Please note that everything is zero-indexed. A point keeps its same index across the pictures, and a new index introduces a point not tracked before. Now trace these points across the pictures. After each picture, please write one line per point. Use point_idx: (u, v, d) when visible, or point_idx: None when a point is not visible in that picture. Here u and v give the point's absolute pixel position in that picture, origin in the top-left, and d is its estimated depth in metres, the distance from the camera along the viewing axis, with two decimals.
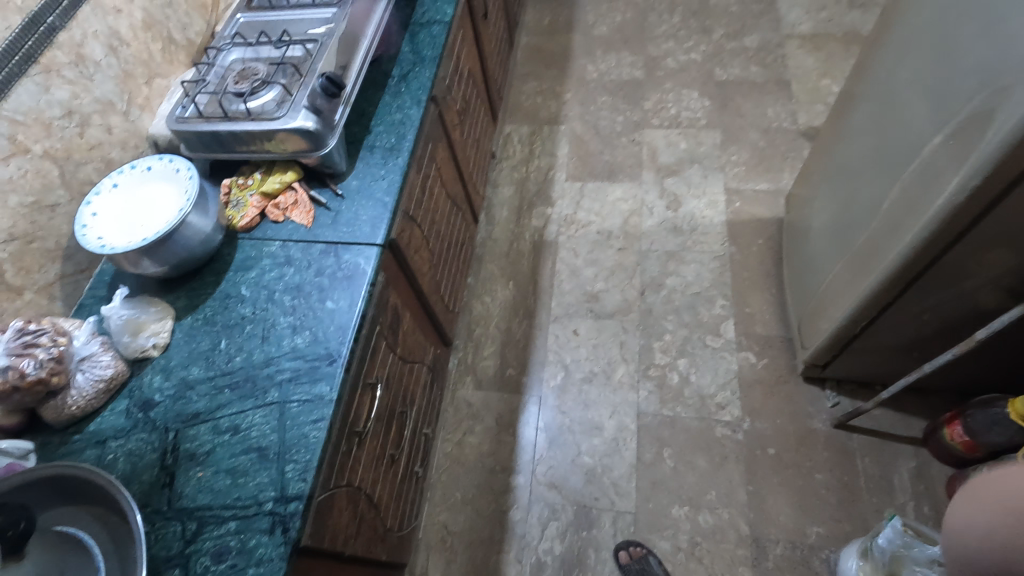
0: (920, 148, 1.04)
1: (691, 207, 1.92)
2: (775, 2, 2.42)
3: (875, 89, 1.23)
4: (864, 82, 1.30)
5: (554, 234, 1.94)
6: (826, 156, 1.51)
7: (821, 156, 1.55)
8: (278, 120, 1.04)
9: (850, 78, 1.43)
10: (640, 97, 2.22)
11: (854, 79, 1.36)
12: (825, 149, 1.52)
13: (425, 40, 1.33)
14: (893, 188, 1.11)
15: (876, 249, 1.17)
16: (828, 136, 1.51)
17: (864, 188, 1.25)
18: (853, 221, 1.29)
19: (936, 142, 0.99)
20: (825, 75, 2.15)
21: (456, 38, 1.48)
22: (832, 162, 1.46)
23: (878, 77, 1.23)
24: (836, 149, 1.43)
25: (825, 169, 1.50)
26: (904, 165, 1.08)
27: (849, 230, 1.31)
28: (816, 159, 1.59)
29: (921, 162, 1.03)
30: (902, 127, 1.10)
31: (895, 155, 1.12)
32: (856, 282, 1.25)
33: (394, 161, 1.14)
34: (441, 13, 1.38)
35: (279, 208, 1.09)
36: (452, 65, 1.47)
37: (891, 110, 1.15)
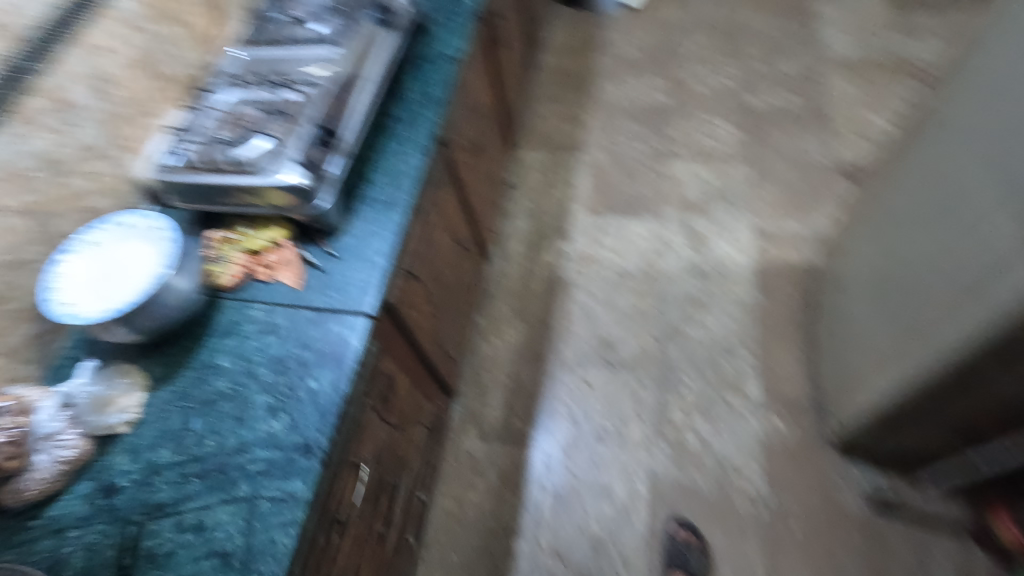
0: (984, 232, 0.91)
1: (717, 249, 1.79)
2: (814, 25, 2.27)
3: (930, 150, 1.10)
4: (916, 138, 1.17)
5: (569, 272, 1.84)
6: (869, 204, 1.37)
7: (864, 203, 1.41)
8: (269, 175, 0.96)
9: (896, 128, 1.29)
10: (666, 126, 2.11)
11: (905, 127, 1.22)
12: (868, 196, 1.38)
13: (434, 79, 1.24)
14: (950, 269, 0.99)
15: (927, 334, 1.04)
16: (870, 188, 1.38)
17: (912, 259, 1.12)
18: (898, 293, 1.16)
19: (1005, 230, 0.86)
20: (866, 108, 2.00)
21: (468, 75, 1.39)
22: (876, 214, 1.32)
23: (932, 136, 1.10)
24: (881, 199, 1.30)
25: (868, 219, 1.37)
26: (964, 247, 0.95)
27: (893, 301, 1.18)
28: (858, 205, 1.45)
29: (984, 249, 0.90)
30: (962, 201, 0.97)
31: (952, 229, 0.99)
32: (902, 363, 1.13)
33: (393, 217, 1.06)
34: (453, 49, 1.28)
35: (266, 267, 1.01)
36: (464, 103, 1.38)
37: (949, 178, 1.02)
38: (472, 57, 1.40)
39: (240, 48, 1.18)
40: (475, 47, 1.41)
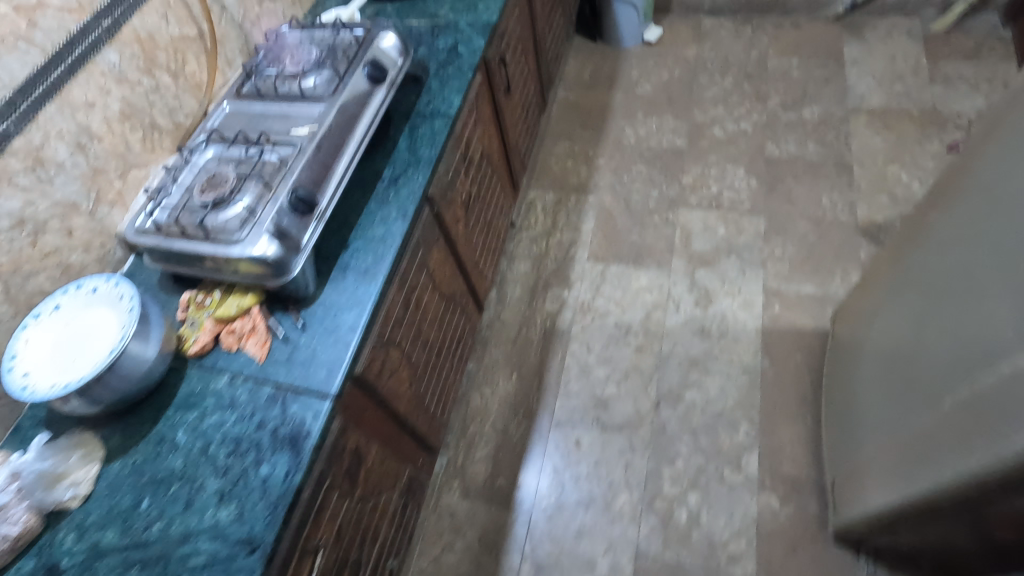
0: (996, 358, 0.81)
1: (722, 306, 1.71)
2: (843, 68, 2.17)
3: (955, 245, 1.00)
4: (943, 227, 1.06)
5: (567, 322, 1.78)
6: (890, 277, 1.27)
7: (885, 273, 1.31)
8: (237, 244, 0.94)
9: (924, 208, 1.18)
10: (679, 170, 2.03)
11: (933, 211, 1.11)
12: (890, 268, 1.29)
13: (424, 136, 1.20)
14: (958, 388, 0.89)
15: (932, 451, 0.95)
16: (892, 267, 1.27)
17: (925, 362, 1.02)
18: (908, 395, 1.06)
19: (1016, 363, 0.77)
20: (893, 161, 1.89)
21: (465, 128, 1.34)
22: (895, 290, 1.23)
23: (959, 230, 0.99)
24: (902, 276, 1.20)
25: (887, 292, 1.27)
26: (975, 368, 0.85)
27: (902, 402, 1.08)
28: (879, 272, 1.35)
29: (994, 377, 0.80)
30: (978, 315, 0.87)
31: (966, 343, 0.89)
32: (905, 475, 1.03)
33: (367, 287, 1.02)
34: (447, 103, 1.24)
35: (234, 334, 0.98)
36: (460, 158, 1.33)
37: (969, 284, 0.92)
38: (470, 110, 1.35)
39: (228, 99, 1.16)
40: (474, 98, 1.37)
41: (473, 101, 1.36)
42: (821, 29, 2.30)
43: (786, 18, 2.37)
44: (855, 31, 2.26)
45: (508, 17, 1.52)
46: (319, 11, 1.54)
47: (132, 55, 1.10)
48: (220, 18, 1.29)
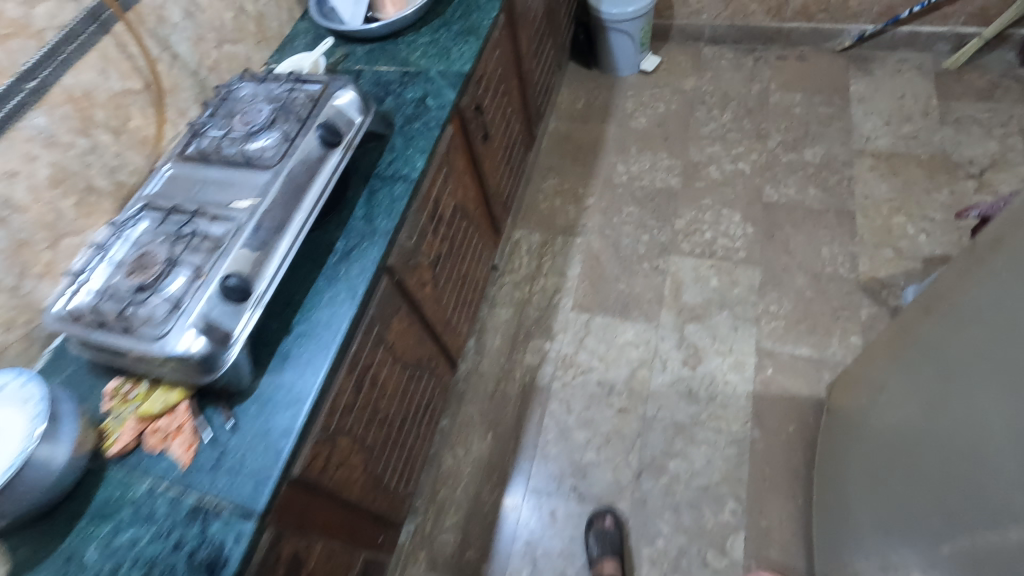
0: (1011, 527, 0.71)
1: (711, 366, 1.61)
2: (848, 105, 2.06)
3: (957, 359, 0.89)
4: (942, 330, 0.96)
5: (547, 378, 1.68)
6: (894, 359, 1.14)
7: (890, 351, 1.17)
8: (159, 340, 0.85)
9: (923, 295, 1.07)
10: (672, 213, 1.93)
11: (932, 306, 1.00)
12: (893, 347, 1.15)
13: (383, 203, 1.11)
14: (966, 540, 0.79)
15: None
16: (889, 352, 1.17)
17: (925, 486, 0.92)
18: (905, 514, 0.97)
19: None
20: (899, 210, 1.78)
21: (433, 186, 1.25)
22: (897, 377, 1.11)
23: (960, 343, 0.89)
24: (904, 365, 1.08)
25: (890, 375, 1.15)
26: (985, 527, 0.75)
27: (899, 519, 0.99)
28: (885, 343, 1.20)
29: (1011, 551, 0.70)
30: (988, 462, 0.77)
31: (974, 490, 0.79)
32: None
33: (307, 381, 0.93)
34: (410, 165, 1.15)
35: (158, 433, 0.89)
36: (426, 220, 1.24)
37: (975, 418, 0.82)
38: (438, 167, 1.26)
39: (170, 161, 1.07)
40: (443, 153, 1.27)
41: (442, 158, 1.27)
42: (827, 62, 2.19)
43: (790, 49, 2.26)
44: (862, 65, 2.14)
45: (486, 61, 1.42)
46: (286, 51, 1.45)
47: (64, 116, 1.01)
48: (171, 68, 1.20)
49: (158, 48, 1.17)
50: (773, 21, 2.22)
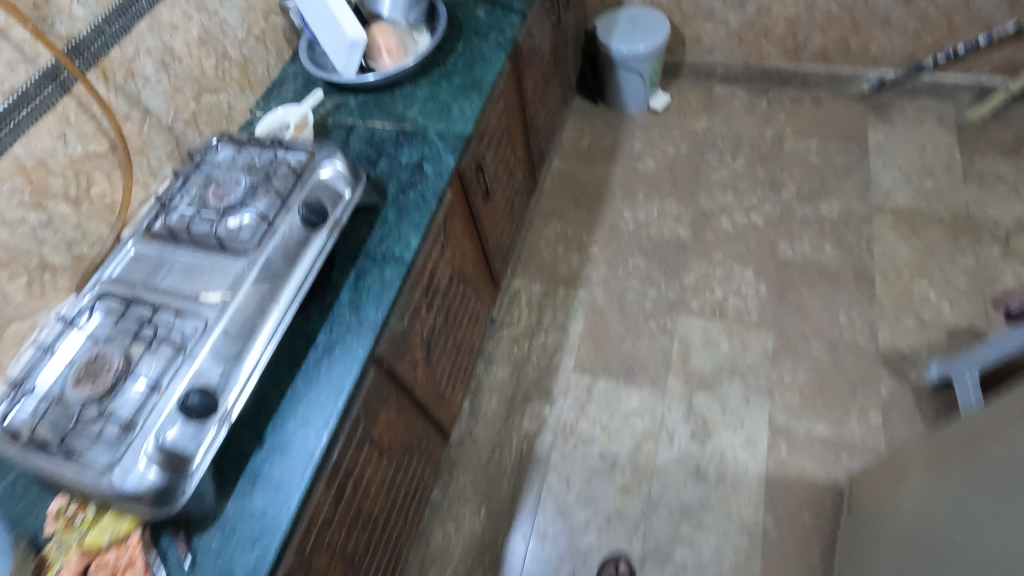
0: None
1: (721, 442, 1.51)
2: (867, 156, 1.97)
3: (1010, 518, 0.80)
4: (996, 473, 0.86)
5: (546, 447, 1.58)
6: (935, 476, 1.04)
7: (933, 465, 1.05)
8: (108, 471, 0.74)
9: (981, 419, 0.97)
10: (681, 267, 1.83)
11: (992, 441, 0.90)
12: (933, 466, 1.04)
13: (372, 286, 1.00)
14: None
15: None
16: (927, 466, 1.07)
17: None
18: None
19: None
20: (920, 275, 1.69)
21: (429, 260, 1.15)
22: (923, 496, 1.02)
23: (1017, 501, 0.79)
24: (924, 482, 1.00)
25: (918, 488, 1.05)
26: None
27: None
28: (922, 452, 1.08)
29: None
30: None
31: None
32: None
33: (279, 506, 0.82)
34: (403, 243, 1.05)
35: (105, 569, 0.78)
36: (420, 296, 1.14)
37: None
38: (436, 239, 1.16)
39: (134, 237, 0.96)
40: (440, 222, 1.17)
41: (440, 226, 1.17)
42: (844, 108, 2.09)
43: (805, 92, 2.16)
44: (881, 113, 2.05)
45: (489, 115, 1.32)
46: (273, 99, 1.35)
47: (13, 190, 0.90)
48: (142, 125, 1.09)
49: (127, 105, 1.05)
50: (790, 62, 2.12)
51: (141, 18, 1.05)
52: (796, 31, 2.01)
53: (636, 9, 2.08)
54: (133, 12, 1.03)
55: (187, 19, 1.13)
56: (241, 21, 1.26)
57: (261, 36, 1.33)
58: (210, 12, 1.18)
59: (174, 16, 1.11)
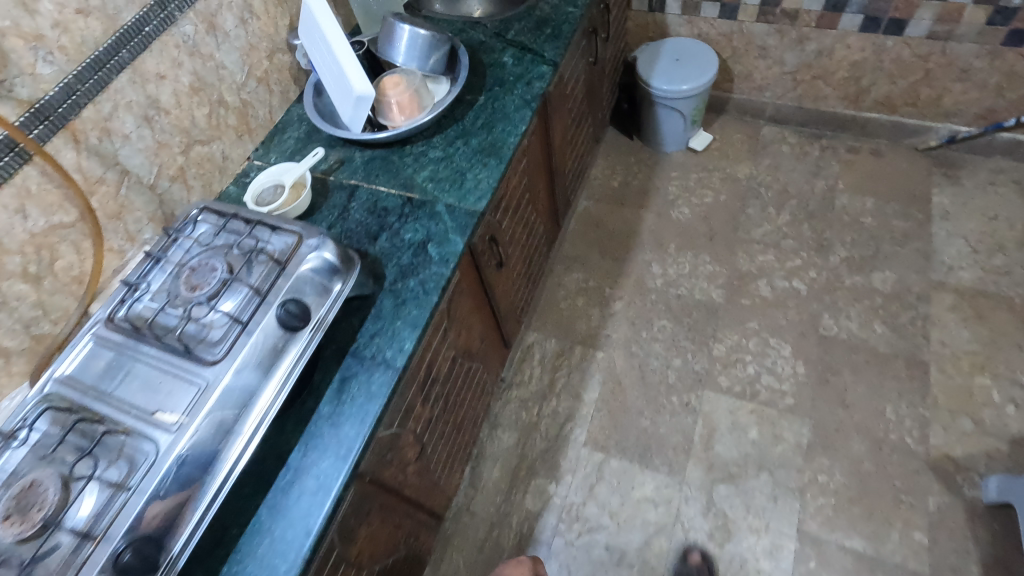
0: None
1: (742, 546, 1.37)
2: (929, 221, 1.77)
3: None
4: None
5: (549, 531, 1.45)
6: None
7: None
8: None
9: None
10: (711, 335, 1.67)
11: None
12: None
13: (357, 395, 0.88)
14: None
15: None
16: None
17: None
18: None
19: None
20: (982, 370, 1.50)
21: (429, 345, 1.03)
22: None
23: None
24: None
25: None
26: None
27: None
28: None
29: None
30: None
31: None
32: None
33: None
34: (397, 343, 0.92)
35: None
36: (415, 390, 1.01)
37: None
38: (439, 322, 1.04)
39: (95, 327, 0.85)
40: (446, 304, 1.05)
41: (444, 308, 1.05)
42: (907, 163, 1.89)
43: (863, 141, 1.96)
44: (949, 172, 1.84)
45: (508, 180, 1.18)
46: (274, 146, 1.23)
47: None
48: (119, 187, 0.98)
49: (102, 168, 0.94)
50: (849, 108, 1.92)
51: (120, 71, 0.93)
52: (859, 76, 1.81)
53: (682, 42, 1.90)
54: (112, 65, 0.91)
55: (176, 67, 1.02)
56: (240, 64, 1.14)
57: (264, 78, 1.21)
58: (204, 57, 1.07)
59: (161, 65, 0.99)
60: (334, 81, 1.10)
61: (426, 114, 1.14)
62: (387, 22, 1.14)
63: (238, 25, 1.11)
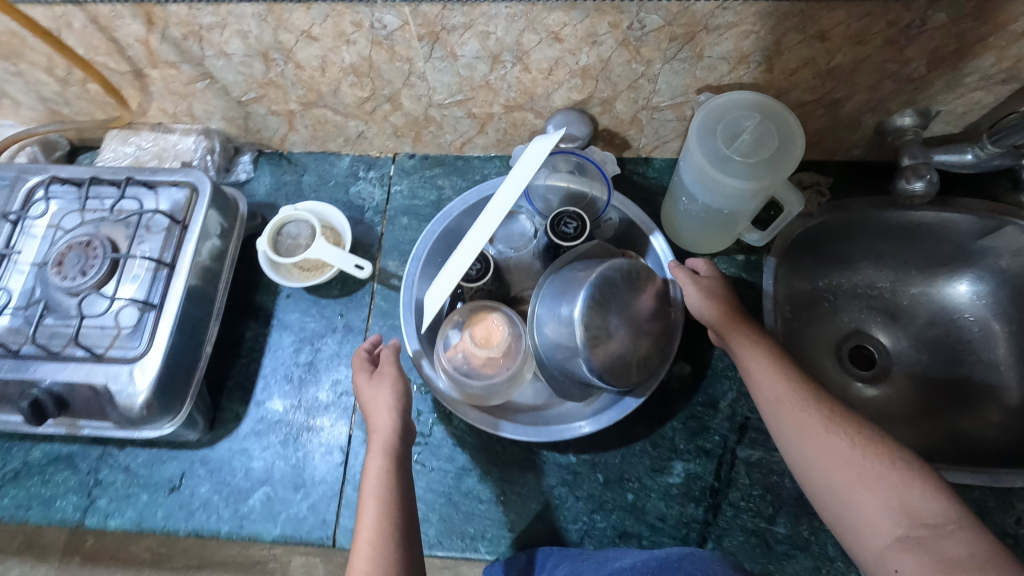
0: None
1: None
2: None
3: None
4: None
5: None
6: (894, 472, 0.53)
7: (904, 472, 0.53)
8: None
9: None
10: None
11: None
12: (858, 441, 0.56)
13: (48, 485, 0.74)
14: None
15: None
16: None
17: None
18: None
19: None
20: None
21: (377, 440, 0.61)
22: (837, 463, 0.55)
23: None
24: (782, 418, 0.60)
25: (767, 421, 0.62)
26: None
27: None
28: (836, 440, 0.56)
29: None
30: None
31: None
32: None
33: None
34: (112, 513, 0.72)
35: None
36: (398, 512, 0.55)
37: None
38: (401, 383, 0.65)
39: (3, 178, 0.75)
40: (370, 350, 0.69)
41: (391, 359, 0.67)
42: None
43: None
44: None
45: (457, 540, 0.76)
46: (424, 173, 0.87)
47: None
48: (195, 81, 0.75)
49: (177, 57, 0.70)
50: None
51: (246, 2, 0.61)
52: None
53: None
54: None
55: (339, 42, 0.66)
56: (452, 90, 0.73)
57: (483, 117, 0.78)
58: (396, 55, 0.67)
59: (317, 28, 0.64)
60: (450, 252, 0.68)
61: (456, 409, 0.66)
62: (584, 276, 0.63)
63: (482, 59, 0.67)
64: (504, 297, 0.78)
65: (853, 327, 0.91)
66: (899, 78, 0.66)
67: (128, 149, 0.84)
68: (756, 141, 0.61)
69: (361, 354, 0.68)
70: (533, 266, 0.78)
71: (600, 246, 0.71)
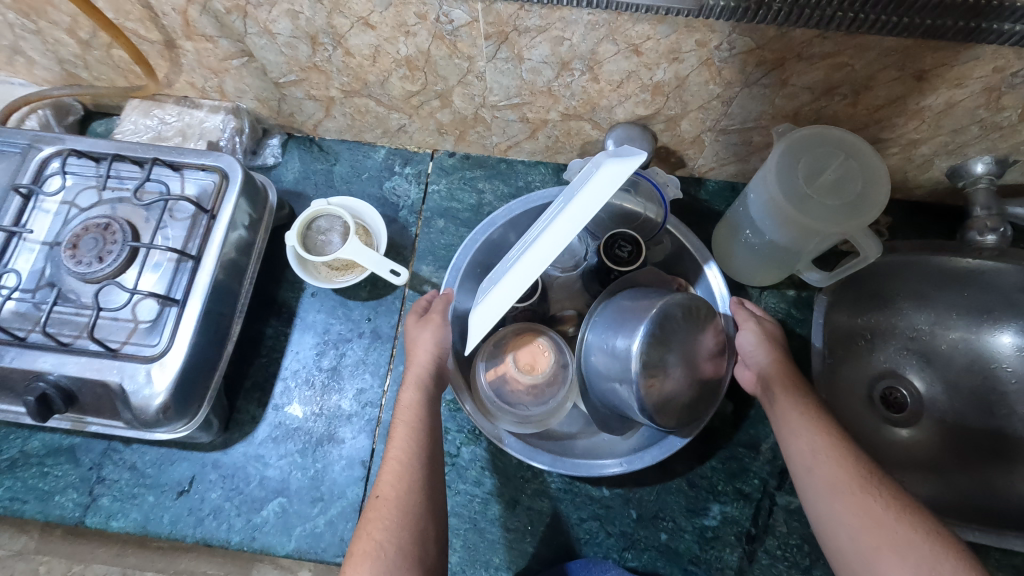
0: None
1: None
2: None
3: None
4: None
5: None
6: (928, 543, 0.49)
7: (937, 543, 0.49)
8: None
9: None
10: None
11: None
12: (893, 506, 0.51)
13: (47, 478, 0.70)
14: None
15: None
16: None
17: None
18: None
19: None
20: None
21: (412, 375, 0.62)
22: (868, 523, 0.51)
23: None
24: (815, 468, 0.56)
25: (797, 471, 0.58)
26: None
27: None
28: (869, 500, 0.52)
29: None
30: None
31: None
32: None
33: None
34: (117, 513, 0.68)
35: None
36: (426, 439, 0.58)
37: None
38: (444, 330, 0.65)
39: (15, 145, 0.68)
40: (427, 300, 0.69)
41: (442, 306, 0.67)
42: None
43: None
44: None
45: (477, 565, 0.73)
46: (463, 174, 0.82)
47: None
48: (231, 57, 0.69)
49: (215, 31, 0.64)
50: None
51: None
52: None
53: None
54: None
55: (398, 32, 0.60)
56: (509, 92, 0.68)
57: (536, 122, 0.73)
58: (457, 51, 0.62)
59: (376, 16, 0.58)
60: (497, 272, 0.62)
61: (493, 431, 0.63)
62: (643, 305, 0.59)
63: (550, 64, 0.62)
64: (542, 314, 0.74)
65: (887, 368, 0.81)
66: (988, 124, 0.62)
67: (150, 122, 0.78)
68: (837, 181, 0.59)
69: (419, 299, 0.69)
70: (576, 284, 0.74)
71: (654, 273, 0.67)
